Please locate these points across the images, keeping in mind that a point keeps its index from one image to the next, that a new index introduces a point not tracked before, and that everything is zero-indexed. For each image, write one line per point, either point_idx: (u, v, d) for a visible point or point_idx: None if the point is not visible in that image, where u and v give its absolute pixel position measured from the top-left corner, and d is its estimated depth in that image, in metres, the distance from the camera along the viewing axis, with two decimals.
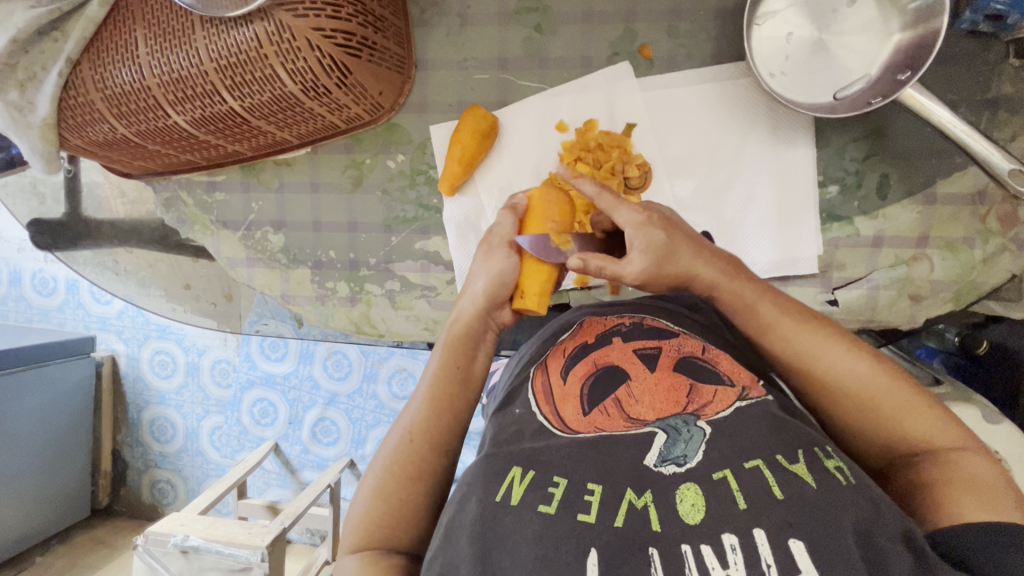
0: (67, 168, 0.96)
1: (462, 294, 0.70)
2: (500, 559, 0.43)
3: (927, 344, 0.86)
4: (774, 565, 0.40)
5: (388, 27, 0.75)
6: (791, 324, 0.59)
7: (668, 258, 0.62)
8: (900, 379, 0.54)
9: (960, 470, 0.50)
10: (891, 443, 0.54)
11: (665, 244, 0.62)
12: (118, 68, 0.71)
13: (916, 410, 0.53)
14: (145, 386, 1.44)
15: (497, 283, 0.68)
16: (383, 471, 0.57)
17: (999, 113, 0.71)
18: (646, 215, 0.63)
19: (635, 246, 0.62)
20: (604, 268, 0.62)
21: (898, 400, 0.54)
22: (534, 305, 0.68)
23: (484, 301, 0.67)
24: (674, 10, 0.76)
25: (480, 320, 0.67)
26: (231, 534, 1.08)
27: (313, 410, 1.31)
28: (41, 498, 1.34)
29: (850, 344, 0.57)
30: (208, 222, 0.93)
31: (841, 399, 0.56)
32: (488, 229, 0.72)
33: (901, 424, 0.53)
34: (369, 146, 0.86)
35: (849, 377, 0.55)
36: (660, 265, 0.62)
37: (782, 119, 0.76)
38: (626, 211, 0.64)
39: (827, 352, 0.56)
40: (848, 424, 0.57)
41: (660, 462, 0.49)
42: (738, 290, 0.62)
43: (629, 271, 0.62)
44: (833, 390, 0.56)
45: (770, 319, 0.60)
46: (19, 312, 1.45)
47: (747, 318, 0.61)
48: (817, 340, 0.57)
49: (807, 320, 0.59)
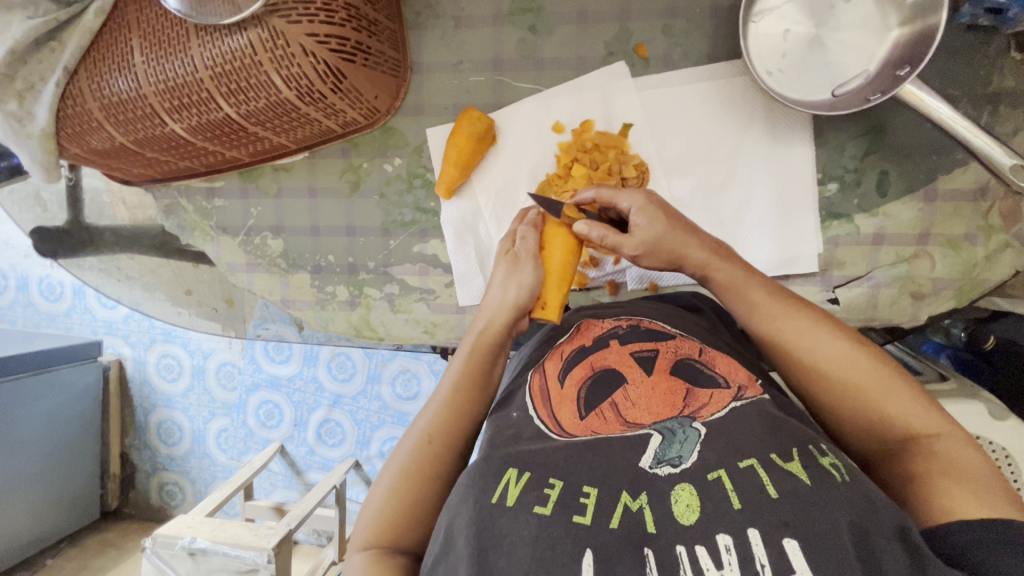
0: (68, 176, 0.97)
1: (483, 307, 0.69)
2: (495, 560, 0.43)
3: (933, 340, 0.83)
4: (768, 565, 0.40)
5: (382, 31, 0.75)
6: (776, 307, 0.59)
7: (665, 239, 0.63)
8: (883, 365, 0.54)
9: (948, 460, 0.49)
10: (876, 431, 0.53)
11: (666, 229, 0.63)
12: (115, 77, 0.72)
13: (899, 396, 0.52)
14: (151, 390, 1.45)
15: (524, 292, 0.67)
16: (399, 471, 0.57)
17: (1000, 108, 0.70)
18: (647, 198, 0.64)
19: (637, 223, 0.63)
20: (605, 238, 0.64)
21: (882, 386, 0.53)
22: (555, 316, 0.68)
23: (510, 310, 0.67)
24: (669, 9, 0.76)
25: (504, 330, 0.67)
26: (238, 535, 1.09)
27: (318, 412, 1.31)
28: (51, 501, 1.36)
29: (832, 328, 0.57)
30: (207, 228, 0.94)
31: (825, 383, 0.55)
32: (510, 244, 0.70)
33: (885, 409, 0.53)
34: (366, 150, 0.86)
35: (831, 361, 0.55)
36: (656, 247, 0.63)
37: (780, 118, 0.75)
38: (627, 194, 0.65)
39: (811, 336, 0.57)
40: (833, 410, 0.56)
41: (656, 464, 0.48)
42: (731, 271, 0.62)
43: (628, 242, 0.63)
44: (819, 376, 0.56)
45: (758, 300, 0.60)
46: (28, 318, 1.47)
47: (735, 299, 0.61)
48: (800, 325, 0.57)
49: (791, 304, 0.59)
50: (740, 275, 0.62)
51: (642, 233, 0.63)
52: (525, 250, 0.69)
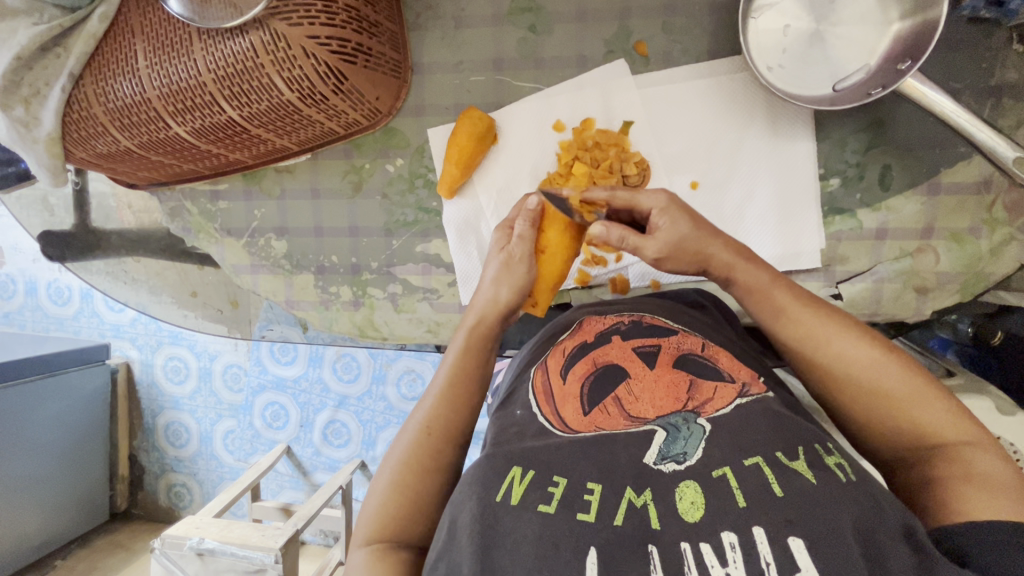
0: (75, 180, 0.98)
1: (471, 306, 0.70)
2: (499, 557, 0.43)
3: (941, 336, 0.77)
4: (773, 563, 0.40)
5: (383, 32, 0.75)
6: (802, 312, 0.58)
7: (688, 240, 0.62)
8: (912, 373, 0.53)
9: (971, 466, 0.49)
10: (898, 436, 0.53)
11: (688, 231, 0.62)
12: (120, 81, 0.72)
13: (927, 404, 0.52)
14: (159, 392, 1.46)
15: (516, 293, 0.69)
16: (398, 463, 0.58)
17: (1003, 100, 0.70)
18: (670, 198, 0.63)
19: (659, 228, 0.62)
20: (625, 239, 0.63)
21: (911, 396, 0.52)
22: (541, 312, 0.76)
23: (504, 309, 0.68)
24: (669, 6, 0.76)
25: (499, 323, 0.68)
26: (245, 536, 1.09)
27: (324, 413, 1.32)
28: (62, 504, 1.37)
29: (858, 333, 0.56)
30: (211, 230, 0.95)
31: (850, 389, 0.55)
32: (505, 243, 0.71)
33: (910, 415, 0.52)
34: (368, 151, 0.86)
35: (858, 365, 0.54)
36: (678, 249, 0.62)
37: (781, 113, 0.75)
38: (648, 194, 0.63)
39: (839, 342, 0.56)
40: (858, 418, 0.56)
41: (660, 460, 0.48)
42: (754, 274, 0.61)
43: (649, 244, 0.62)
44: (843, 378, 0.55)
45: (784, 302, 0.59)
46: (36, 321, 1.48)
47: (760, 302, 0.60)
48: (827, 329, 0.56)
49: (816, 308, 0.58)
50: (759, 266, 0.61)
51: (662, 236, 0.62)
52: (519, 250, 0.70)
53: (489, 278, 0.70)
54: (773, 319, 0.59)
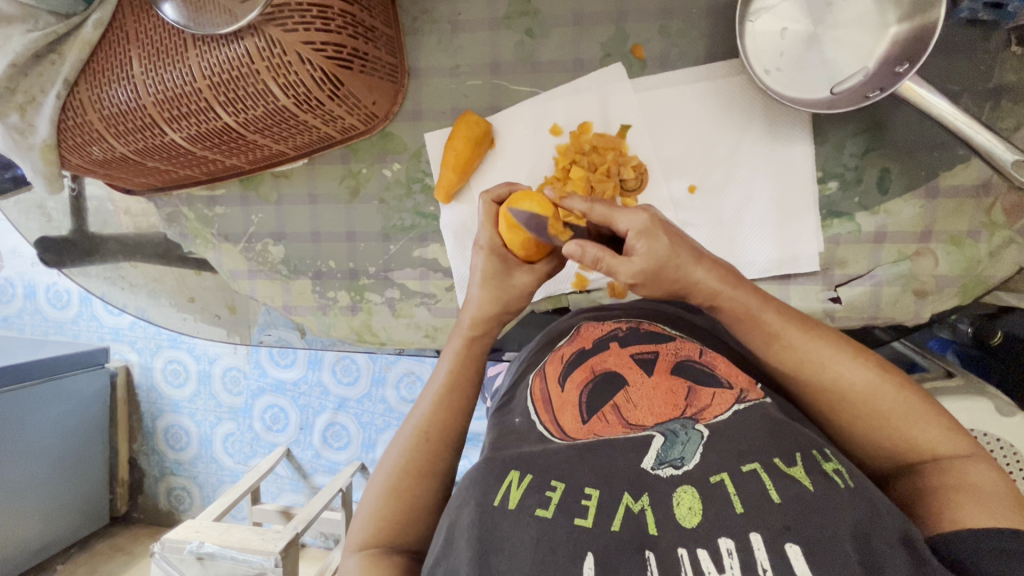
0: (72, 186, 0.97)
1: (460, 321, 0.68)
2: (496, 563, 0.43)
3: (938, 336, 0.83)
4: (769, 568, 0.40)
5: (378, 37, 0.75)
6: (799, 330, 0.57)
7: (670, 264, 0.56)
8: (908, 390, 0.53)
9: (966, 478, 0.49)
10: (895, 453, 0.53)
11: (667, 250, 0.56)
12: (116, 88, 0.72)
13: (925, 421, 0.52)
14: (158, 395, 1.46)
15: (510, 304, 0.68)
16: (396, 469, 0.57)
17: (1002, 102, 0.70)
18: (648, 216, 0.56)
19: (636, 250, 0.56)
20: (601, 260, 0.57)
21: (908, 412, 0.52)
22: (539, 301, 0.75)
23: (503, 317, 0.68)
24: (666, 10, 0.75)
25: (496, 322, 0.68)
26: (246, 539, 1.09)
27: (323, 416, 1.32)
28: (62, 508, 1.37)
29: (854, 353, 0.55)
30: (209, 236, 0.94)
31: (850, 409, 0.54)
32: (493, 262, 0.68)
33: (909, 433, 0.52)
34: (365, 156, 0.86)
35: (855, 385, 0.54)
36: (656, 275, 0.57)
37: (778, 116, 0.75)
38: (626, 213, 0.57)
39: (835, 359, 0.55)
40: (855, 434, 0.55)
41: (658, 465, 0.48)
42: (743, 299, 0.58)
43: (623, 267, 0.57)
44: (840, 398, 0.55)
45: (775, 327, 0.57)
46: (35, 325, 1.48)
47: (751, 329, 0.58)
48: (822, 352, 0.55)
49: (807, 329, 0.57)
50: (745, 291, 0.58)
51: (640, 259, 0.56)
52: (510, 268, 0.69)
53: (473, 296, 0.69)
54: (765, 344, 0.58)
